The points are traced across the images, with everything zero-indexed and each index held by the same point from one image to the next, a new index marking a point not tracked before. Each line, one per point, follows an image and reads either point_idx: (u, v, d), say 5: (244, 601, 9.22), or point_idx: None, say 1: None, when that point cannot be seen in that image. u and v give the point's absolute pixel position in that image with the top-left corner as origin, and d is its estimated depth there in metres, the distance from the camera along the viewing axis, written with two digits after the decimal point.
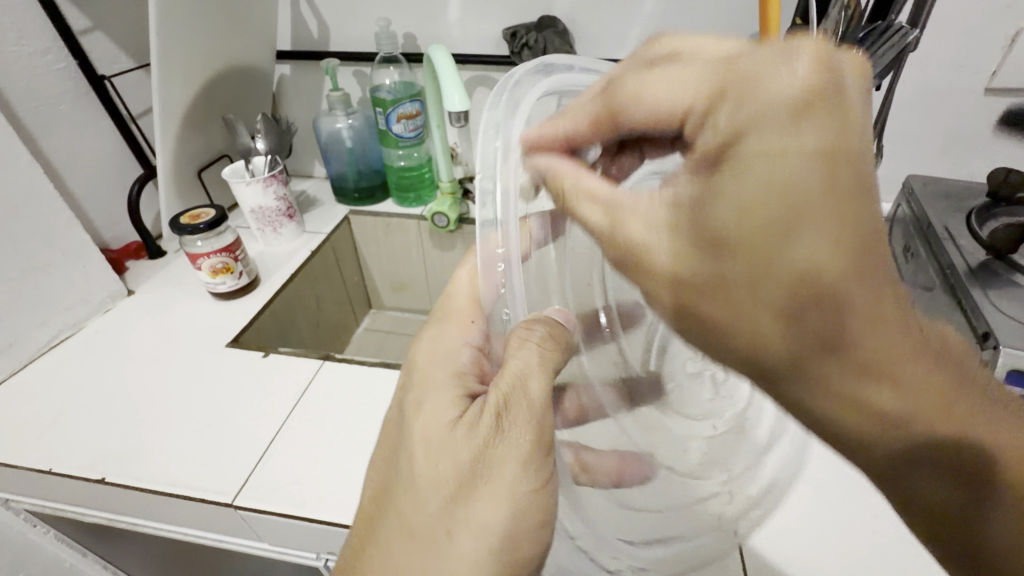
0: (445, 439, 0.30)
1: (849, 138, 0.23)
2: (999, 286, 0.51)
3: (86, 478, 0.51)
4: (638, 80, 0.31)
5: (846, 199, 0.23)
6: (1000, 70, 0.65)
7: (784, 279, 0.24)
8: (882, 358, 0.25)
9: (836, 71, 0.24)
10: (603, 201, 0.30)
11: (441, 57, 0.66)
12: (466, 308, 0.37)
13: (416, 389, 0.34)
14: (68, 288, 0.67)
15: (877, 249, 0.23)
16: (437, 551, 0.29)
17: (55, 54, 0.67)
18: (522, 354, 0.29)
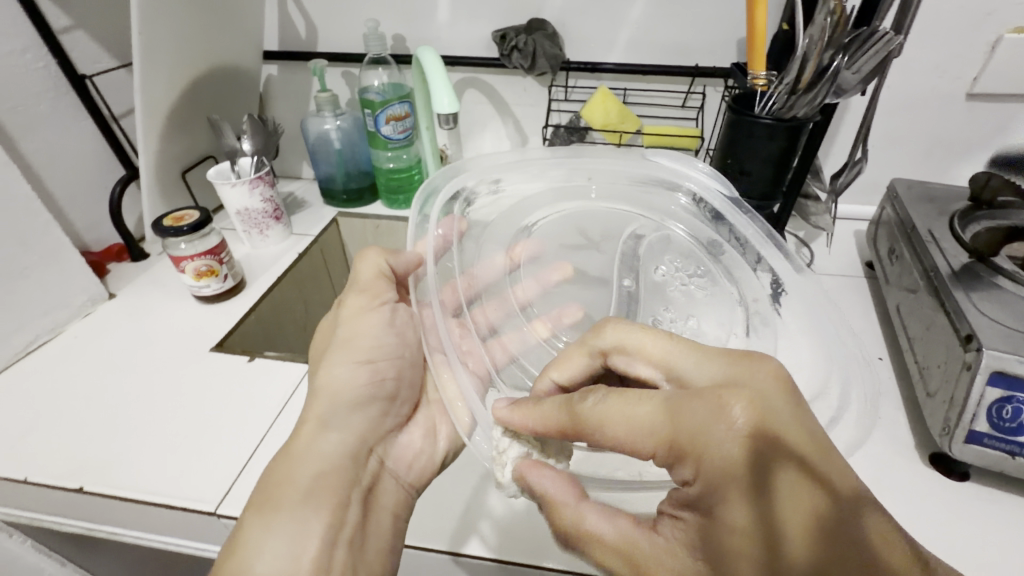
0: (361, 333, 0.47)
1: (707, 474, 0.30)
2: (980, 289, 0.50)
3: (64, 488, 0.50)
4: (597, 405, 0.35)
5: (722, 466, 0.29)
6: (981, 75, 0.67)
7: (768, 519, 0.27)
8: None
9: (676, 412, 0.32)
10: (610, 522, 0.34)
11: (430, 58, 0.66)
12: (375, 280, 0.49)
13: (344, 328, 0.48)
14: (47, 291, 0.65)
15: (758, 475, 0.28)
16: (352, 403, 0.45)
17: (34, 52, 0.65)
18: (358, 275, 0.50)
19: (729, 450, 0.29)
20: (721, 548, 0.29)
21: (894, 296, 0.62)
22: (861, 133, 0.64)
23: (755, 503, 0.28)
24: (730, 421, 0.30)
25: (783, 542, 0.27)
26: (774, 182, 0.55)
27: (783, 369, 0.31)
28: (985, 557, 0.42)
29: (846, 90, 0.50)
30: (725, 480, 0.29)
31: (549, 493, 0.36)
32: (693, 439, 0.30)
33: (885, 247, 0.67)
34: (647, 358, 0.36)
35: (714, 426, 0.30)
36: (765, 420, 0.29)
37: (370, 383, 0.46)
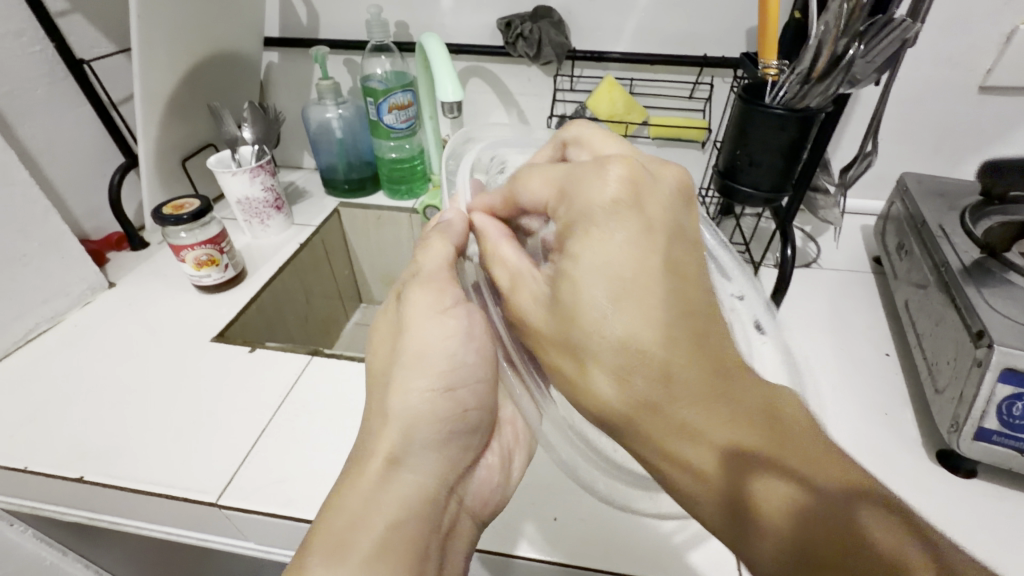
0: (430, 347, 0.40)
1: (590, 220, 0.32)
2: (992, 284, 0.49)
3: (64, 477, 0.50)
4: (523, 175, 0.37)
5: (614, 216, 0.32)
6: (995, 68, 0.66)
7: (614, 268, 0.31)
8: (596, 341, 0.31)
9: (574, 175, 0.34)
10: (507, 267, 0.37)
11: (434, 46, 0.65)
12: (434, 271, 0.41)
13: (406, 337, 0.40)
14: (46, 279, 0.64)
15: (644, 238, 0.31)
16: (425, 428, 0.39)
17: (31, 36, 0.64)
18: (421, 254, 0.42)
19: (601, 211, 0.32)
20: (567, 277, 0.32)
21: (902, 292, 0.61)
22: (871, 127, 0.63)
23: (610, 247, 0.31)
24: (608, 183, 0.32)
25: (623, 307, 0.30)
26: (784, 175, 0.54)
27: (683, 176, 0.34)
28: (990, 551, 0.42)
29: (862, 80, 0.49)
30: (593, 227, 0.32)
31: (483, 227, 0.39)
32: (578, 190, 0.33)
33: (893, 242, 0.66)
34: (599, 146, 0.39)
35: (591, 188, 0.33)
36: (642, 190, 0.32)
37: (448, 407, 0.40)
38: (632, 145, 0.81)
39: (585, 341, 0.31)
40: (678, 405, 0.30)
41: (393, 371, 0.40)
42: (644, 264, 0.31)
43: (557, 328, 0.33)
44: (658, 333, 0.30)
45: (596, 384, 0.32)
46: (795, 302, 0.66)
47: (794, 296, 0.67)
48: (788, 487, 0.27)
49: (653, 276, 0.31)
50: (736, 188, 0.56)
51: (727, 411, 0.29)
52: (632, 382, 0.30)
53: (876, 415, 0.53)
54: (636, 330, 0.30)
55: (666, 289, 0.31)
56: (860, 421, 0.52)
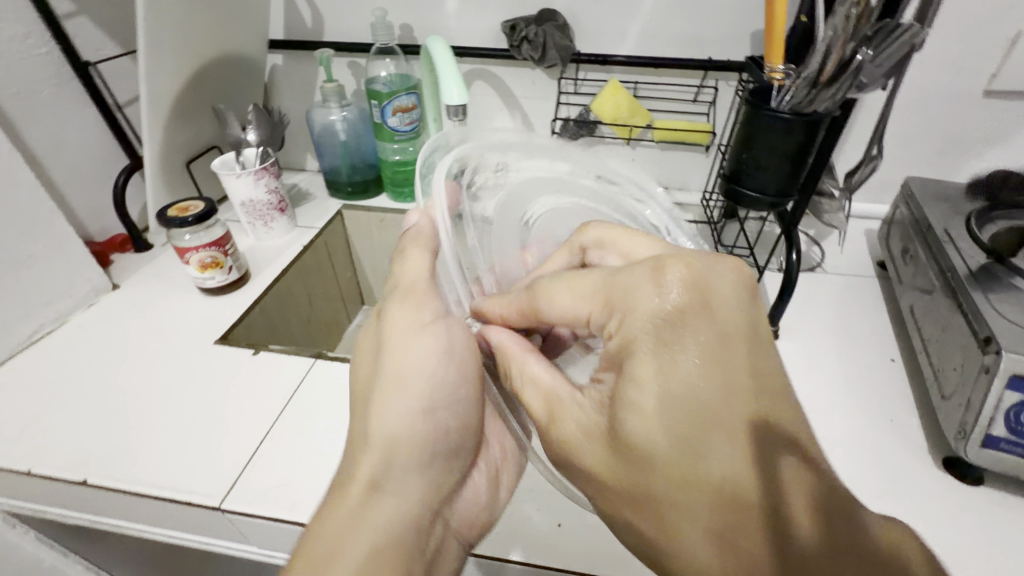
0: (411, 366, 0.39)
1: (647, 336, 0.31)
2: (999, 290, 0.49)
3: (67, 480, 0.50)
4: (550, 285, 0.39)
5: (663, 331, 0.31)
6: (1000, 72, 0.65)
7: (675, 384, 0.29)
8: (655, 454, 0.29)
9: (614, 288, 0.35)
10: (545, 389, 0.36)
11: (439, 49, 0.65)
12: (418, 289, 0.39)
13: (388, 355, 0.39)
14: (50, 281, 0.64)
15: (712, 344, 0.30)
16: (410, 448, 0.38)
17: (37, 38, 0.64)
18: (397, 269, 0.41)
19: (657, 322, 0.32)
20: (621, 398, 0.31)
21: (908, 296, 0.61)
22: (877, 132, 0.63)
23: (670, 367, 0.30)
24: (660, 293, 0.33)
25: (674, 420, 0.29)
26: (790, 179, 0.54)
27: (741, 271, 0.34)
28: (997, 558, 0.42)
29: (869, 84, 0.49)
30: (646, 352, 0.31)
31: (507, 348, 0.38)
32: (625, 298, 0.34)
33: (898, 247, 0.66)
34: (626, 248, 0.42)
35: (643, 299, 0.33)
36: (697, 294, 0.32)
37: (431, 428, 0.39)
38: (636, 148, 0.81)
39: (648, 471, 0.29)
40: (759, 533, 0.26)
41: (374, 392, 0.39)
42: (689, 372, 0.29)
43: (615, 453, 0.31)
44: (737, 430, 0.28)
45: (680, 529, 0.28)
46: (800, 307, 0.66)
47: (798, 301, 0.67)
48: (807, 474, 0.28)
49: (722, 395, 0.29)
50: (741, 192, 0.56)
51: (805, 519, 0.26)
52: (687, 507, 0.28)
53: (881, 421, 0.53)
54: (684, 448, 0.28)
55: (737, 387, 0.29)
56: (865, 427, 0.52)
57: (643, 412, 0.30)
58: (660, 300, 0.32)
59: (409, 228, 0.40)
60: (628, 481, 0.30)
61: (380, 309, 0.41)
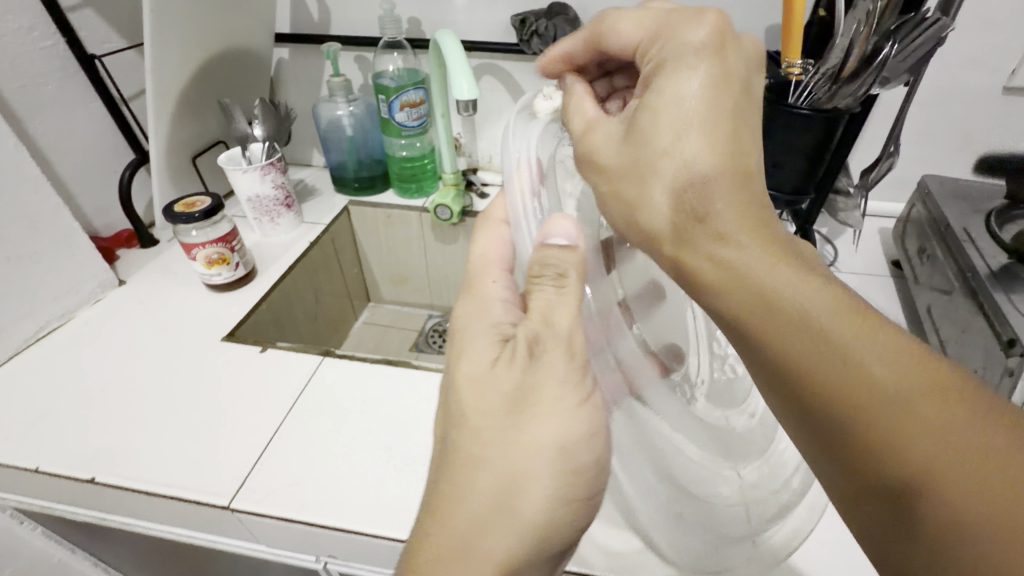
0: (561, 439, 0.30)
1: (681, 50, 0.32)
2: (1021, 290, 0.48)
3: (75, 477, 0.49)
4: (614, 19, 0.36)
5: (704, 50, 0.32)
6: (1020, 68, 0.64)
7: (694, 100, 0.31)
8: (665, 146, 0.31)
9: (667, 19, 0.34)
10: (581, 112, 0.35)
11: (449, 43, 0.64)
12: (569, 338, 0.32)
13: (529, 415, 0.30)
14: (57, 277, 0.64)
15: (733, 86, 0.31)
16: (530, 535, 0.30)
17: (42, 31, 0.64)
18: (542, 294, 0.34)
19: (690, 52, 0.32)
20: (642, 105, 0.32)
21: (924, 296, 0.60)
22: (894, 129, 0.62)
23: (691, 77, 0.31)
24: (699, 31, 0.32)
25: (687, 122, 0.31)
26: (807, 176, 0.53)
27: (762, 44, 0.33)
28: None
29: (891, 79, 0.48)
30: (675, 66, 0.32)
31: (572, 87, 0.37)
32: (668, 27, 0.33)
33: (914, 246, 0.65)
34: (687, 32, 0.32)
35: (684, 32, 0.32)
36: (727, 41, 0.32)
37: (572, 525, 0.32)
38: None
39: (651, 158, 0.31)
40: (737, 231, 0.29)
41: (522, 472, 0.30)
42: (723, 100, 0.31)
43: (625, 157, 0.32)
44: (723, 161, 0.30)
45: (646, 198, 0.31)
46: None
47: None
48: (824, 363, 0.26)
49: (732, 110, 0.31)
50: None
51: (782, 252, 0.29)
52: (675, 200, 0.30)
53: None
54: (696, 148, 0.30)
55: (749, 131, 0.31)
56: None
57: (660, 108, 0.31)
58: (702, 20, 0.32)
59: (557, 236, 0.34)
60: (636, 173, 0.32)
61: (532, 345, 0.32)
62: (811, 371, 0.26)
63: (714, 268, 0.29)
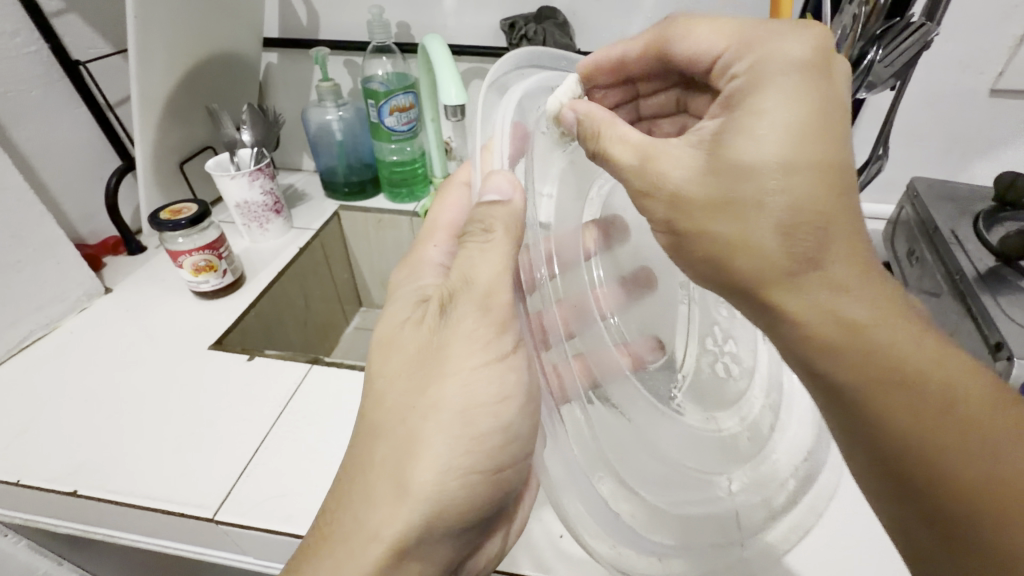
0: (469, 397, 0.32)
1: (784, 68, 0.31)
2: (1008, 293, 0.48)
3: (57, 491, 0.48)
4: (690, 32, 0.38)
5: (809, 75, 0.31)
6: (1005, 71, 0.64)
7: (797, 129, 0.30)
8: (774, 188, 0.30)
9: (761, 37, 0.33)
10: (633, 143, 0.34)
11: (437, 48, 0.63)
12: (489, 299, 0.33)
13: (438, 372, 0.33)
14: (41, 286, 0.63)
15: (837, 116, 0.31)
16: (434, 488, 0.32)
17: (25, 36, 0.63)
18: (469, 250, 0.34)
19: (795, 66, 0.31)
20: (733, 129, 0.31)
21: (913, 299, 0.60)
22: (882, 131, 0.62)
23: (795, 103, 0.30)
24: (801, 42, 0.31)
25: (796, 155, 0.30)
26: None
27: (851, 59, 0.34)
28: None
29: (877, 84, 0.49)
30: (773, 85, 0.31)
31: (599, 114, 0.36)
32: (761, 40, 0.33)
33: (903, 248, 0.65)
34: (784, 43, 0.32)
35: (780, 43, 0.32)
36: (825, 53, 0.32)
37: (485, 479, 0.34)
38: None
39: (755, 191, 0.30)
40: (850, 279, 0.31)
41: (419, 432, 0.32)
42: (835, 133, 0.31)
43: (718, 190, 0.31)
44: (832, 197, 0.30)
45: (751, 236, 0.31)
46: None
47: None
48: (906, 398, 0.30)
49: (842, 137, 0.31)
50: None
51: (880, 293, 0.31)
52: (785, 237, 0.30)
53: None
54: (805, 184, 0.30)
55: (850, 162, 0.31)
56: None
57: (764, 136, 0.30)
58: (804, 38, 0.32)
59: (495, 195, 0.33)
60: (739, 207, 0.31)
61: (444, 303, 0.34)
62: (892, 396, 0.30)
63: (809, 301, 0.31)
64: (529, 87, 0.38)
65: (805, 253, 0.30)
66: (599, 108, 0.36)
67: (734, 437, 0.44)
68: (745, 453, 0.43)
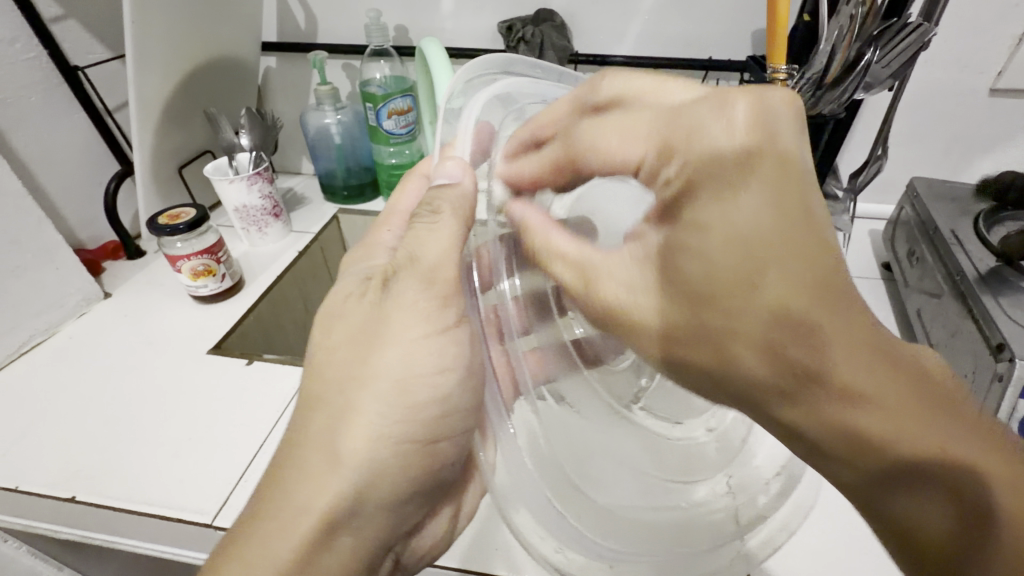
0: (407, 365, 0.34)
1: (707, 168, 0.31)
2: (1010, 294, 0.48)
3: (55, 497, 0.48)
4: (591, 131, 0.37)
5: (740, 173, 0.30)
6: (1005, 70, 0.64)
7: (737, 232, 0.29)
8: (736, 301, 0.29)
9: (684, 130, 0.33)
10: (572, 262, 0.36)
11: (433, 51, 0.62)
12: (438, 274, 0.33)
13: (378, 341, 0.34)
14: (40, 291, 0.63)
15: (788, 205, 0.29)
16: (369, 457, 0.33)
17: (23, 43, 0.63)
18: (417, 229, 0.34)
19: (721, 159, 0.30)
20: (675, 244, 0.32)
21: (914, 300, 0.59)
22: (882, 131, 0.62)
23: (727, 206, 0.29)
24: (723, 133, 0.30)
25: (742, 259, 0.29)
26: None
27: (796, 98, 0.31)
28: None
29: (875, 84, 0.49)
30: (708, 188, 0.30)
31: (529, 219, 0.36)
32: (685, 133, 0.32)
33: (904, 249, 0.65)
34: (709, 134, 0.31)
35: (706, 132, 0.31)
36: (763, 129, 0.30)
37: (422, 447, 0.35)
38: None
39: (710, 305, 0.30)
40: (861, 380, 0.26)
41: (353, 399, 0.33)
42: (791, 228, 0.28)
43: (686, 311, 0.31)
44: (805, 289, 0.27)
45: (736, 352, 0.29)
46: None
47: None
48: (920, 484, 0.25)
49: (799, 226, 0.28)
50: None
51: (891, 369, 0.27)
52: (763, 350, 0.28)
53: None
54: (764, 288, 0.28)
55: (812, 242, 0.28)
56: None
57: (704, 247, 0.30)
58: (721, 132, 0.31)
59: (446, 181, 0.33)
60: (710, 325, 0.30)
61: (386, 280, 0.35)
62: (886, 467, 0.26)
63: (809, 411, 0.27)
64: (500, 88, 0.36)
65: (796, 362, 0.27)
66: (533, 225, 0.36)
67: (699, 449, 0.41)
68: (715, 463, 0.40)
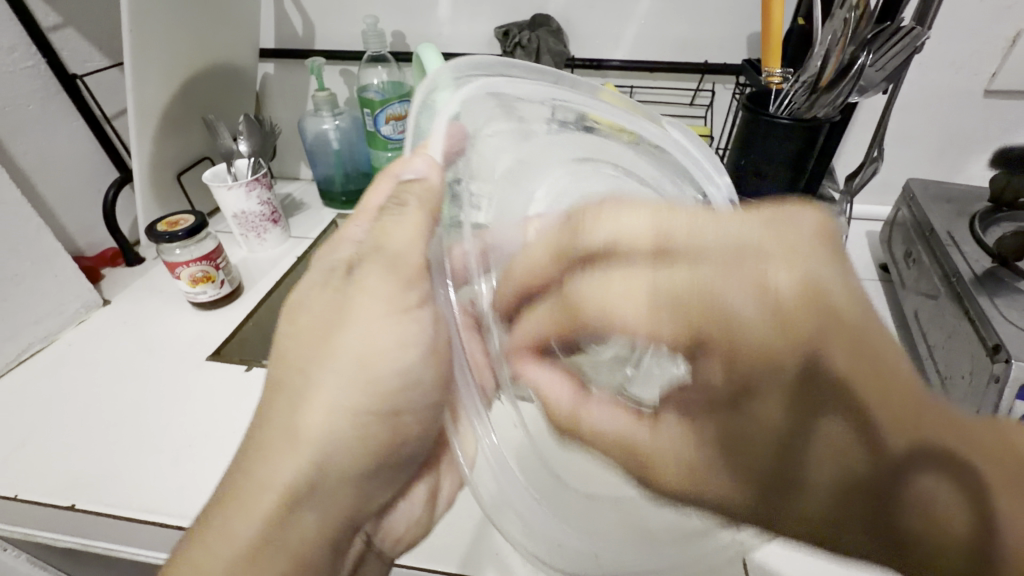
0: (367, 349, 0.34)
1: (744, 354, 0.22)
2: (1005, 294, 0.48)
3: (55, 505, 0.48)
4: (598, 286, 0.27)
5: (781, 350, 0.21)
6: (999, 72, 0.64)
7: (786, 408, 0.22)
8: (810, 487, 0.23)
9: (707, 287, 0.23)
10: (615, 439, 0.29)
11: (431, 56, 0.63)
12: (402, 261, 0.32)
13: (341, 323, 0.34)
14: (39, 299, 0.63)
15: (859, 374, 0.21)
16: (332, 436, 0.34)
17: (22, 52, 0.63)
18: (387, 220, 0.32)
19: (760, 331, 0.22)
20: (730, 433, 0.24)
21: (911, 301, 0.60)
22: (877, 133, 0.62)
23: (779, 400, 0.22)
24: (747, 300, 0.22)
25: (805, 443, 0.22)
26: (792, 185, 0.54)
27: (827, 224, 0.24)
28: None
29: (868, 88, 0.49)
30: (763, 384, 0.22)
31: (544, 386, 0.32)
32: (697, 294, 0.23)
33: (900, 250, 0.65)
34: (734, 299, 0.22)
35: (727, 300, 0.22)
36: (810, 299, 0.21)
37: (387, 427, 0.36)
38: None
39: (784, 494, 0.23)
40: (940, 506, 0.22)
41: (313, 377, 0.34)
42: (851, 394, 0.21)
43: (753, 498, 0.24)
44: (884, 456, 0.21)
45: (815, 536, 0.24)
46: None
47: None
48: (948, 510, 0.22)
49: (874, 397, 0.21)
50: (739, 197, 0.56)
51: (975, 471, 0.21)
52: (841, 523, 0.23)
53: None
54: (833, 464, 0.22)
55: (889, 388, 0.21)
56: None
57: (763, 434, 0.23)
58: (745, 297, 0.22)
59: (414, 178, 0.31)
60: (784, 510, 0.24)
61: (351, 265, 0.35)
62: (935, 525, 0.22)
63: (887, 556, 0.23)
64: (489, 86, 0.35)
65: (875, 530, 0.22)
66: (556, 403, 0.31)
67: None
68: None
